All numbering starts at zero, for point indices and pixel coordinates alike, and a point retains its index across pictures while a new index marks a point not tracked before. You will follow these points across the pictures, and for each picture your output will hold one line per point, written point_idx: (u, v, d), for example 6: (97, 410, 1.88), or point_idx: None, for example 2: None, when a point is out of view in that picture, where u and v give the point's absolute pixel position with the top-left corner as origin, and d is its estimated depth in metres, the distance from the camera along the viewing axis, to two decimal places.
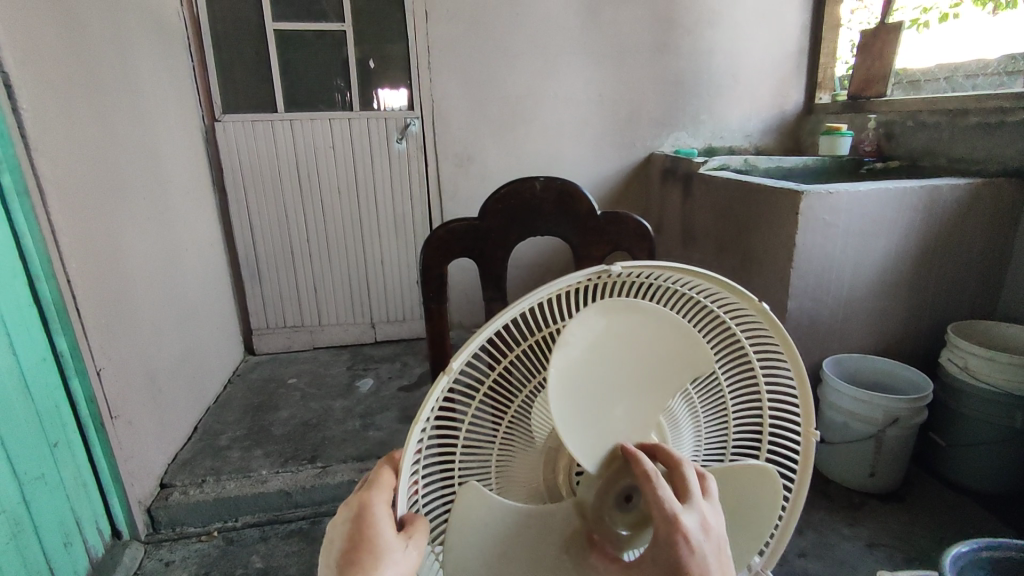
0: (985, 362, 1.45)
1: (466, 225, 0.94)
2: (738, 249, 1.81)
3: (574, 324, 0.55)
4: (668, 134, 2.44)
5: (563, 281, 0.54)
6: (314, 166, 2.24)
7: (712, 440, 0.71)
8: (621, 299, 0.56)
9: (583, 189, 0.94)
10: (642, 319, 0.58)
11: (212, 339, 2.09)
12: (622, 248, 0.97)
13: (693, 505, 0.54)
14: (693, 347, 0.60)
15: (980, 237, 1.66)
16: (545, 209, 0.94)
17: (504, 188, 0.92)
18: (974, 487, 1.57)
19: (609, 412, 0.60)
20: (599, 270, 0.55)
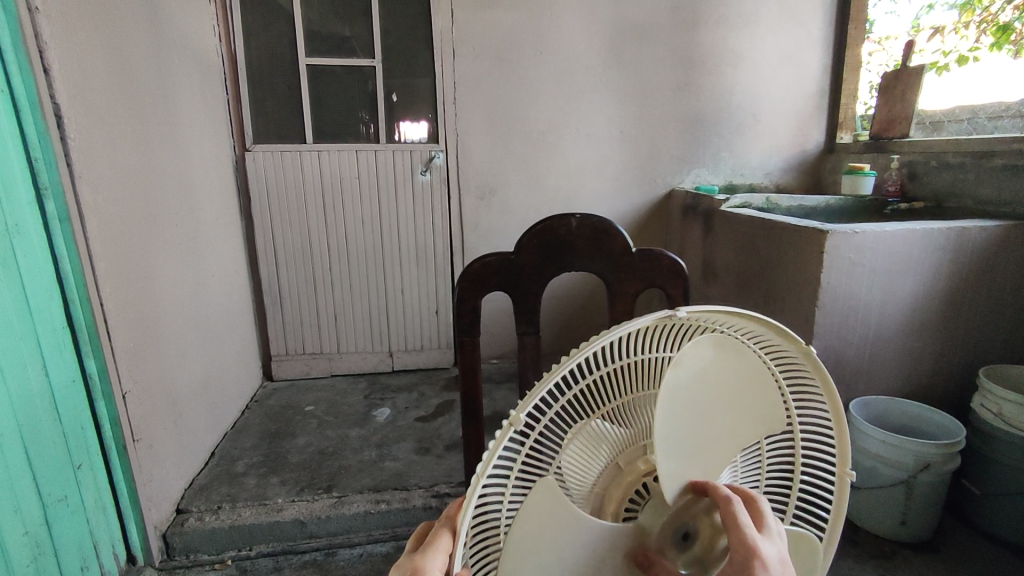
0: (1020, 409, 1.42)
1: (501, 260, 0.94)
2: (762, 286, 1.80)
3: (687, 351, 0.49)
4: (689, 170, 2.46)
5: (627, 329, 0.47)
6: (339, 197, 2.28)
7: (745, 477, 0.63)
8: (731, 341, 0.51)
9: (618, 227, 0.94)
10: (740, 362, 0.53)
11: (233, 364, 2.10)
12: (655, 286, 0.97)
13: (770, 536, 0.47)
14: (751, 385, 0.55)
15: (1011, 280, 1.64)
16: (579, 246, 0.95)
17: (540, 225, 0.93)
18: (1012, 540, 1.50)
19: (702, 447, 0.54)
20: (661, 316, 0.49)
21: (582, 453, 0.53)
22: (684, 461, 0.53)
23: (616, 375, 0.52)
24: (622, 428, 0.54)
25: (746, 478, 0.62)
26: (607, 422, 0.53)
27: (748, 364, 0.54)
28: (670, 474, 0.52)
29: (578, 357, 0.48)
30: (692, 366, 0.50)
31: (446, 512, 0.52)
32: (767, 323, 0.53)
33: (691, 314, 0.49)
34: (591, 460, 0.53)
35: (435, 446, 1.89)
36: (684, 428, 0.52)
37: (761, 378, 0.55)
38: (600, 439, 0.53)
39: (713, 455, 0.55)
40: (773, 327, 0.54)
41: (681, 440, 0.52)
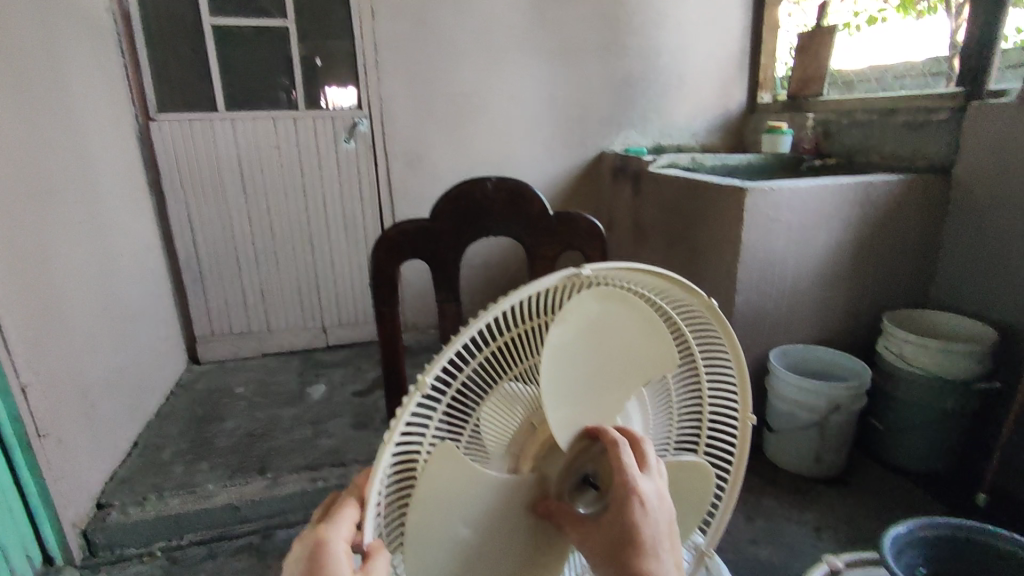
0: (919, 349, 1.54)
1: (417, 228, 0.92)
2: (687, 244, 1.85)
3: (574, 303, 0.49)
4: (618, 132, 2.47)
5: (539, 286, 0.47)
6: (258, 168, 2.16)
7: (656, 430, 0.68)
8: (619, 293, 0.51)
9: (534, 190, 0.93)
10: (630, 315, 0.53)
11: (151, 349, 1.98)
12: (575, 249, 0.96)
13: (650, 473, 0.52)
14: (644, 339, 0.55)
15: (912, 230, 1.75)
16: (496, 209, 0.93)
17: (454, 189, 0.91)
18: (910, 468, 1.65)
19: (594, 400, 0.54)
20: (571, 274, 0.49)
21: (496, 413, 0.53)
22: (580, 410, 0.53)
23: (530, 334, 0.51)
24: (535, 388, 0.53)
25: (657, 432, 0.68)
26: (521, 383, 0.52)
27: (640, 313, 0.54)
28: (564, 424, 0.52)
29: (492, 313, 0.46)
30: (577, 319, 0.50)
31: (353, 482, 0.50)
32: (671, 279, 0.54)
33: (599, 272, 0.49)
34: (505, 420, 0.53)
35: (373, 420, 1.87)
36: (579, 382, 0.52)
37: (655, 334, 0.55)
38: (514, 400, 0.53)
39: (612, 403, 0.56)
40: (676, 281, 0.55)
41: (576, 392, 0.52)
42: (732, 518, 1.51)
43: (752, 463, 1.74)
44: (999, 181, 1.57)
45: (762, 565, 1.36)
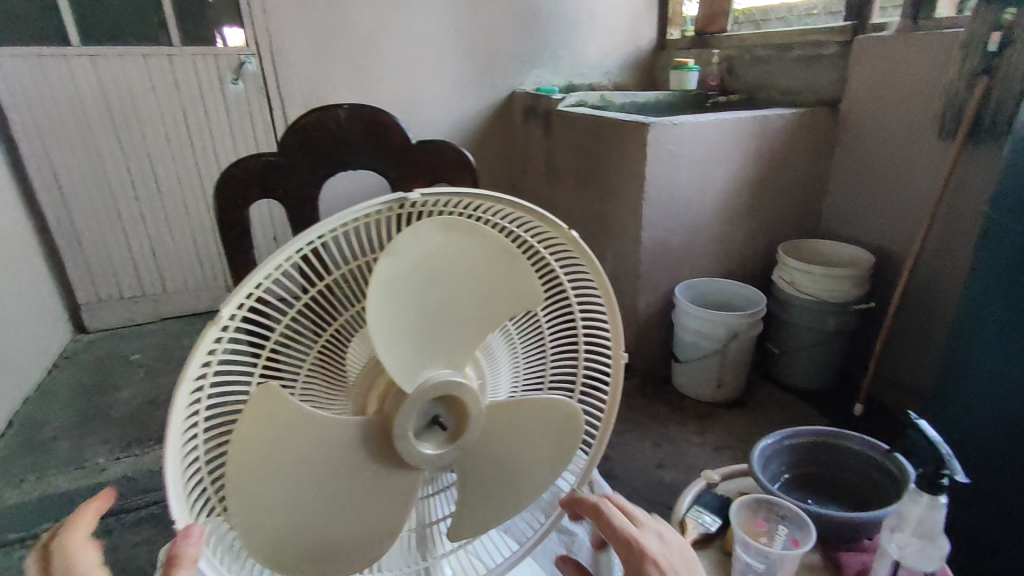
0: (808, 276, 1.63)
1: (262, 163, 0.84)
2: (596, 183, 1.84)
3: (407, 235, 0.48)
4: (529, 71, 2.39)
5: (347, 216, 0.47)
6: (133, 113, 1.94)
7: (530, 370, 0.66)
8: (461, 223, 0.50)
9: (393, 118, 0.89)
10: (479, 246, 0.52)
11: (23, 319, 1.79)
12: (443, 180, 0.95)
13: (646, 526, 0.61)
14: (502, 270, 0.54)
15: (806, 162, 1.81)
16: (353, 140, 0.88)
17: (303, 119, 0.84)
18: (802, 387, 1.77)
19: (448, 332, 0.54)
20: (394, 200, 0.49)
21: (346, 341, 0.56)
22: (420, 346, 0.53)
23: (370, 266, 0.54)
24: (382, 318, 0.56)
25: (530, 374, 0.67)
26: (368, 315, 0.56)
27: (496, 249, 0.53)
28: (398, 359, 0.52)
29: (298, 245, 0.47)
30: (418, 247, 0.49)
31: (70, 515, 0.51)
32: (514, 205, 0.53)
33: (424, 198, 0.49)
34: (355, 352, 0.56)
35: None
36: (417, 314, 0.52)
37: (515, 266, 0.54)
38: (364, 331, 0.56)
39: (474, 336, 0.56)
40: (531, 208, 0.53)
41: (413, 325, 0.52)
42: (640, 445, 1.58)
43: (660, 392, 1.82)
44: (881, 112, 1.65)
45: (666, 486, 1.44)
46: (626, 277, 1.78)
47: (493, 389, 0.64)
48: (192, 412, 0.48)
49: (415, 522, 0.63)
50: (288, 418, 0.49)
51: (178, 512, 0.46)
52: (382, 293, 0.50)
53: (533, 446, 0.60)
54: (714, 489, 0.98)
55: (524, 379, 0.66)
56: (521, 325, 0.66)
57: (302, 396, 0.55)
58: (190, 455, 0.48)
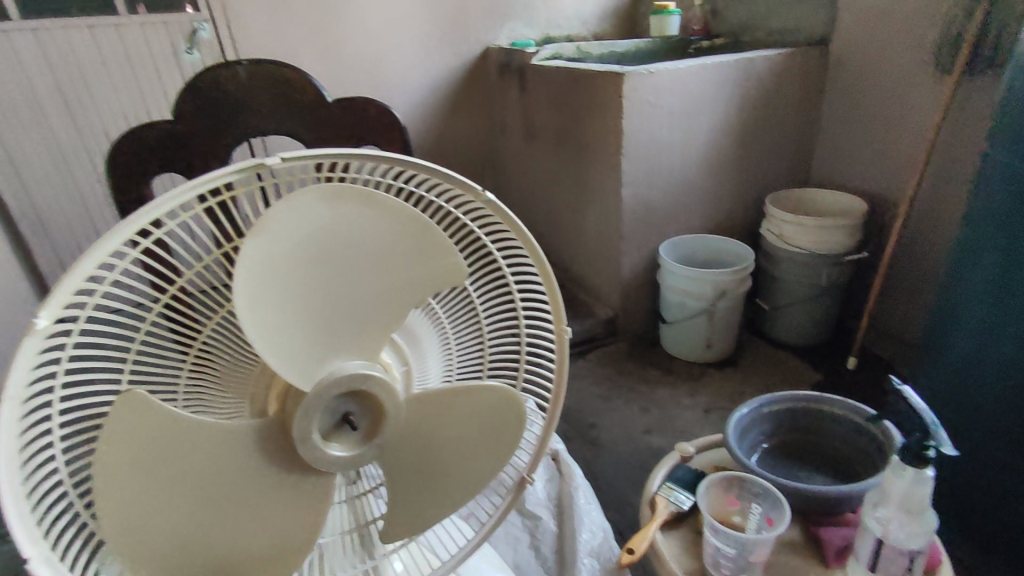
0: (797, 228, 1.55)
1: (159, 132, 0.79)
2: (574, 140, 1.75)
3: (278, 207, 0.44)
4: (503, 25, 2.27)
5: (195, 186, 0.45)
6: (85, 92, 1.78)
7: (467, 357, 0.61)
8: (344, 188, 0.46)
9: (299, 73, 0.83)
10: (374, 217, 0.48)
11: None
12: (367, 142, 0.90)
13: None
14: (409, 243, 0.49)
15: (795, 106, 1.71)
16: (258, 101, 0.82)
17: (196, 81, 0.79)
18: (795, 343, 1.72)
19: (355, 318, 0.49)
20: (253, 165, 0.47)
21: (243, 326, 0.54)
22: (316, 340, 0.48)
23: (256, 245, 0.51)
24: None
25: (466, 362, 0.61)
26: None
27: (392, 218, 0.48)
28: (288, 356, 0.47)
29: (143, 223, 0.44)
30: (294, 224, 0.45)
31: None
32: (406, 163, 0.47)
33: (284, 162, 0.46)
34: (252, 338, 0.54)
35: None
36: (313, 300, 0.48)
37: (423, 236, 0.49)
38: None
39: (387, 321, 0.51)
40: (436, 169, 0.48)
41: (310, 312, 0.48)
42: (628, 411, 1.54)
43: (648, 355, 1.77)
44: (875, 48, 1.54)
45: (654, 451, 1.40)
46: (609, 238, 1.71)
47: (422, 377, 0.58)
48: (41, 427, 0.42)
49: (352, 522, 0.60)
50: (162, 420, 0.46)
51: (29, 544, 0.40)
52: (262, 282, 0.46)
53: (475, 444, 0.55)
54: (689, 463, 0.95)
55: (459, 363, 0.61)
56: (447, 302, 0.63)
57: (189, 395, 0.52)
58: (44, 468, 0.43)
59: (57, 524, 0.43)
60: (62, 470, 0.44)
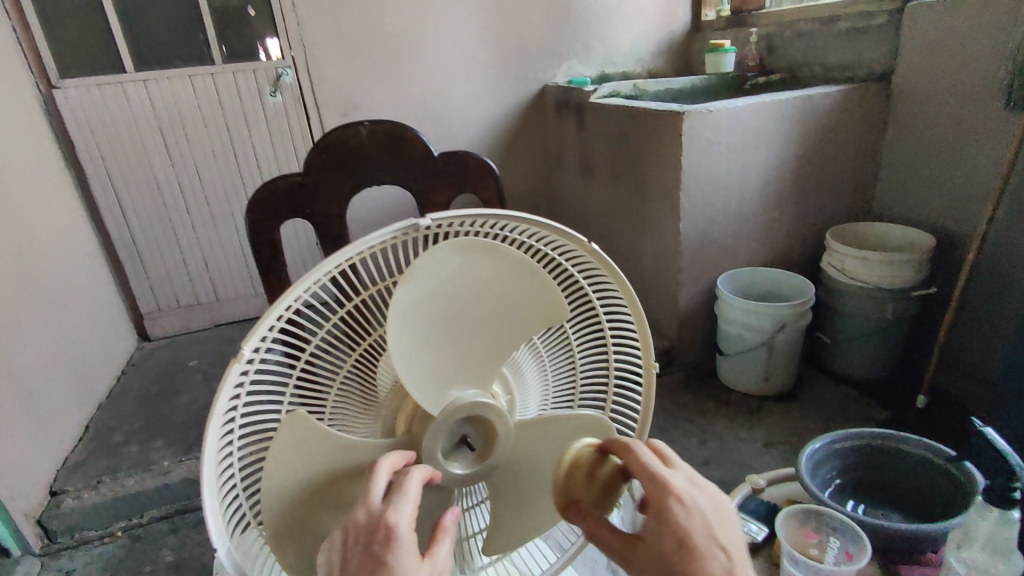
0: (859, 262, 1.55)
1: (292, 182, 0.88)
2: (633, 175, 1.80)
3: (423, 260, 0.54)
4: (560, 63, 2.36)
5: (364, 243, 0.52)
6: (181, 131, 2.02)
7: (560, 385, 0.71)
8: (477, 241, 0.55)
9: (412, 131, 0.93)
10: (495, 264, 0.57)
11: (94, 330, 1.91)
12: (467, 189, 0.99)
13: (681, 468, 0.56)
14: (518, 286, 0.59)
15: (854, 141, 1.72)
16: (375, 155, 0.92)
17: (326, 138, 0.89)
18: (858, 378, 1.69)
19: (472, 348, 0.60)
20: (407, 226, 0.54)
21: (376, 358, 0.61)
22: (444, 371, 0.58)
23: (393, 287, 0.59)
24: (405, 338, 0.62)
25: (559, 392, 0.71)
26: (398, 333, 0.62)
27: (508, 265, 0.58)
28: (424, 386, 0.57)
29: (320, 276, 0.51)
30: (433, 274, 0.55)
31: None
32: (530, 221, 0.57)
33: (434, 222, 0.54)
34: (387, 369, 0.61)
35: None
36: (442, 336, 0.58)
37: (534, 281, 0.59)
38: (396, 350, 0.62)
39: (496, 350, 0.61)
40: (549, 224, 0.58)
41: (440, 345, 0.58)
42: (686, 442, 1.55)
43: (705, 386, 1.78)
44: (939, 83, 1.55)
45: (714, 483, 1.41)
46: (667, 270, 1.74)
47: (524, 405, 0.68)
48: (226, 442, 0.52)
49: (452, 534, 0.67)
50: (315, 439, 0.55)
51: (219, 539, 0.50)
52: (403, 320, 0.55)
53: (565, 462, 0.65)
54: (761, 496, 1.04)
55: (554, 393, 0.71)
56: (548, 339, 0.70)
57: (333, 417, 0.60)
58: (227, 474, 0.53)
59: (233, 519, 0.53)
60: (235, 473, 0.54)
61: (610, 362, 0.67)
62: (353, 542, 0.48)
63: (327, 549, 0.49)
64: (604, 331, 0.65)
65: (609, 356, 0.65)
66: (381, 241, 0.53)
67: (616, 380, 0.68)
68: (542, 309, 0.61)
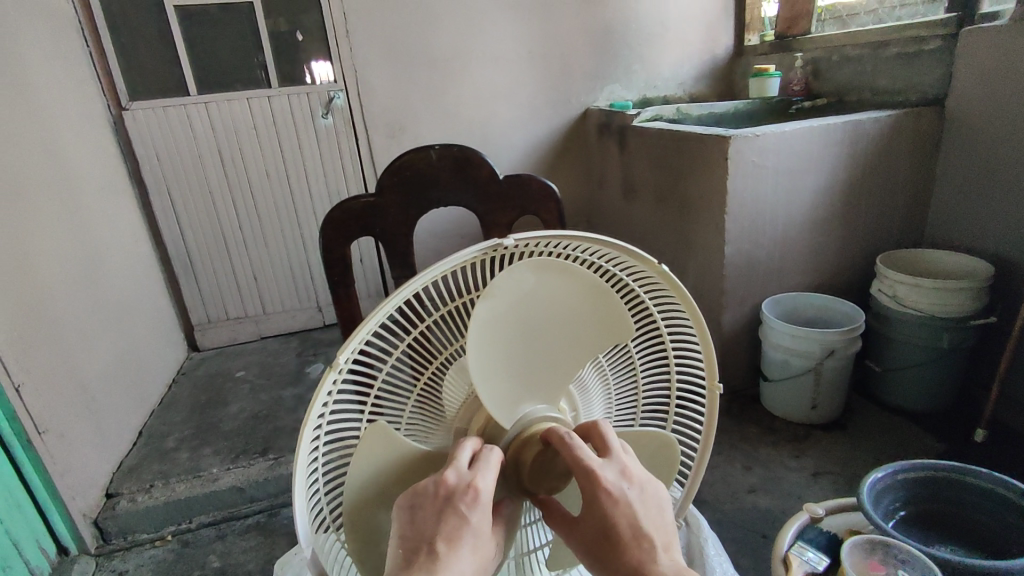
0: (912, 289, 1.51)
1: (362, 204, 0.94)
2: (676, 198, 1.81)
3: (502, 279, 0.56)
4: (602, 87, 2.40)
5: (449, 262, 0.54)
6: (238, 151, 2.12)
7: (623, 401, 0.76)
8: (551, 260, 0.58)
9: (479, 155, 0.96)
10: (565, 281, 0.60)
11: (150, 339, 1.99)
12: (529, 213, 1.02)
13: (614, 458, 0.57)
14: (587, 302, 0.62)
15: (905, 167, 1.70)
16: (443, 178, 0.96)
17: (399, 161, 0.93)
18: (910, 409, 1.65)
19: (541, 360, 0.63)
20: (490, 245, 0.57)
21: (443, 376, 0.65)
22: (518, 385, 0.62)
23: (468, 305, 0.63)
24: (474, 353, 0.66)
25: (622, 408, 0.76)
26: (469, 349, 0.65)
27: (578, 283, 0.61)
28: (499, 400, 0.61)
29: (405, 295, 0.55)
30: (509, 292, 0.58)
31: None
32: (609, 243, 0.59)
33: (517, 243, 0.57)
34: (458, 383, 0.65)
35: None
36: (515, 351, 0.61)
37: (602, 297, 0.62)
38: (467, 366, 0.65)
39: (562, 362, 0.64)
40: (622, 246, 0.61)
41: (513, 359, 0.61)
42: (730, 468, 1.52)
43: (748, 412, 1.75)
44: (995, 108, 1.51)
45: (759, 512, 1.37)
46: (710, 294, 1.73)
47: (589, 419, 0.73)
48: (315, 446, 0.56)
49: (514, 550, 0.70)
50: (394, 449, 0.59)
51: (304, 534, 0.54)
52: (482, 336, 0.58)
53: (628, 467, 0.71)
54: (820, 524, 1.02)
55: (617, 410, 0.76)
56: (613, 358, 0.75)
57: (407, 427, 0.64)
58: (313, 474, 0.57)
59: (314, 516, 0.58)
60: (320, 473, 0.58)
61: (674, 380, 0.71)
62: (437, 505, 0.50)
63: (408, 505, 0.51)
64: (668, 351, 0.69)
65: (672, 375, 0.69)
66: (466, 259, 0.56)
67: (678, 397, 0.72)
68: (608, 325, 0.64)
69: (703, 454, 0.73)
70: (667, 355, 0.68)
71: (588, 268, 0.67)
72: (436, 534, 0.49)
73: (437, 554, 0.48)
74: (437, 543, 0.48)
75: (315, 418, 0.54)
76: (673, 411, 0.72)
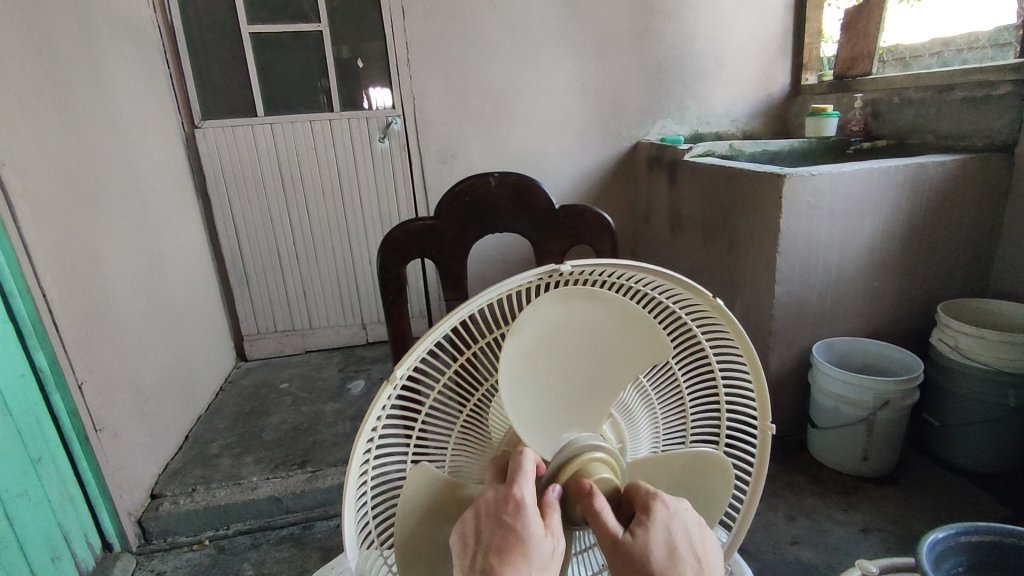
0: (976, 341, 1.44)
1: (420, 226, 0.97)
2: (725, 235, 1.79)
3: (528, 312, 0.58)
4: (654, 122, 2.41)
5: (507, 284, 0.55)
6: (297, 170, 2.21)
7: (670, 432, 0.75)
8: (577, 288, 0.58)
9: (537, 184, 0.98)
10: (594, 308, 0.60)
11: (202, 346, 2.07)
12: (583, 242, 1.03)
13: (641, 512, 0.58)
14: (620, 325, 0.62)
15: (970, 213, 1.63)
16: (499, 204, 0.99)
17: (458, 186, 0.96)
18: (971, 468, 1.55)
19: (578, 385, 0.64)
20: (548, 269, 0.58)
21: (491, 401, 0.66)
22: (556, 414, 0.63)
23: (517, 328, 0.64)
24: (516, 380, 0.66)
25: (669, 438, 0.75)
26: None
27: (607, 308, 0.61)
28: (538, 428, 0.63)
29: (462, 315, 0.55)
30: (535, 326, 0.59)
31: None
32: (660, 273, 0.59)
33: (573, 268, 0.58)
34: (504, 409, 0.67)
35: None
36: (549, 380, 0.62)
37: (636, 321, 0.62)
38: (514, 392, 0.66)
39: (602, 387, 0.65)
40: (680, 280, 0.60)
41: (547, 388, 0.62)
42: (773, 517, 1.46)
43: (794, 459, 1.68)
44: None
45: (803, 566, 1.31)
46: (757, 334, 1.69)
47: (635, 448, 0.73)
48: (364, 462, 0.57)
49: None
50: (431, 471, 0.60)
51: (349, 547, 0.55)
52: (512, 371, 0.60)
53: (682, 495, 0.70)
54: None
55: (664, 436, 0.75)
56: (655, 378, 0.74)
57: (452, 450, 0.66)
58: (361, 489, 0.58)
59: (360, 531, 0.59)
60: (367, 491, 0.59)
61: (722, 413, 0.70)
62: (485, 524, 0.50)
63: (457, 531, 0.51)
64: (717, 380, 0.68)
65: (721, 405, 0.68)
66: (523, 284, 0.57)
67: (728, 429, 0.70)
68: (645, 347, 0.64)
69: (755, 488, 0.71)
70: (716, 386, 0.67)
71: (637, 297, 0.67)
72: (487, 547, 0.48)
73: (491, 567, 0.47)
74: (490, 557, 0.48)
75: (368, 432, 0.55)
76: (723, 443, 0.71)
